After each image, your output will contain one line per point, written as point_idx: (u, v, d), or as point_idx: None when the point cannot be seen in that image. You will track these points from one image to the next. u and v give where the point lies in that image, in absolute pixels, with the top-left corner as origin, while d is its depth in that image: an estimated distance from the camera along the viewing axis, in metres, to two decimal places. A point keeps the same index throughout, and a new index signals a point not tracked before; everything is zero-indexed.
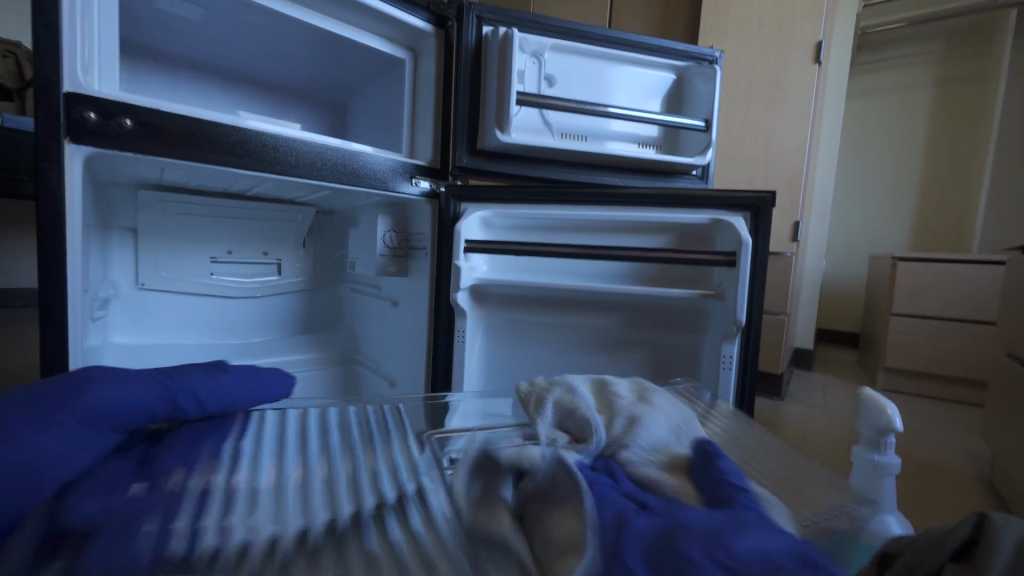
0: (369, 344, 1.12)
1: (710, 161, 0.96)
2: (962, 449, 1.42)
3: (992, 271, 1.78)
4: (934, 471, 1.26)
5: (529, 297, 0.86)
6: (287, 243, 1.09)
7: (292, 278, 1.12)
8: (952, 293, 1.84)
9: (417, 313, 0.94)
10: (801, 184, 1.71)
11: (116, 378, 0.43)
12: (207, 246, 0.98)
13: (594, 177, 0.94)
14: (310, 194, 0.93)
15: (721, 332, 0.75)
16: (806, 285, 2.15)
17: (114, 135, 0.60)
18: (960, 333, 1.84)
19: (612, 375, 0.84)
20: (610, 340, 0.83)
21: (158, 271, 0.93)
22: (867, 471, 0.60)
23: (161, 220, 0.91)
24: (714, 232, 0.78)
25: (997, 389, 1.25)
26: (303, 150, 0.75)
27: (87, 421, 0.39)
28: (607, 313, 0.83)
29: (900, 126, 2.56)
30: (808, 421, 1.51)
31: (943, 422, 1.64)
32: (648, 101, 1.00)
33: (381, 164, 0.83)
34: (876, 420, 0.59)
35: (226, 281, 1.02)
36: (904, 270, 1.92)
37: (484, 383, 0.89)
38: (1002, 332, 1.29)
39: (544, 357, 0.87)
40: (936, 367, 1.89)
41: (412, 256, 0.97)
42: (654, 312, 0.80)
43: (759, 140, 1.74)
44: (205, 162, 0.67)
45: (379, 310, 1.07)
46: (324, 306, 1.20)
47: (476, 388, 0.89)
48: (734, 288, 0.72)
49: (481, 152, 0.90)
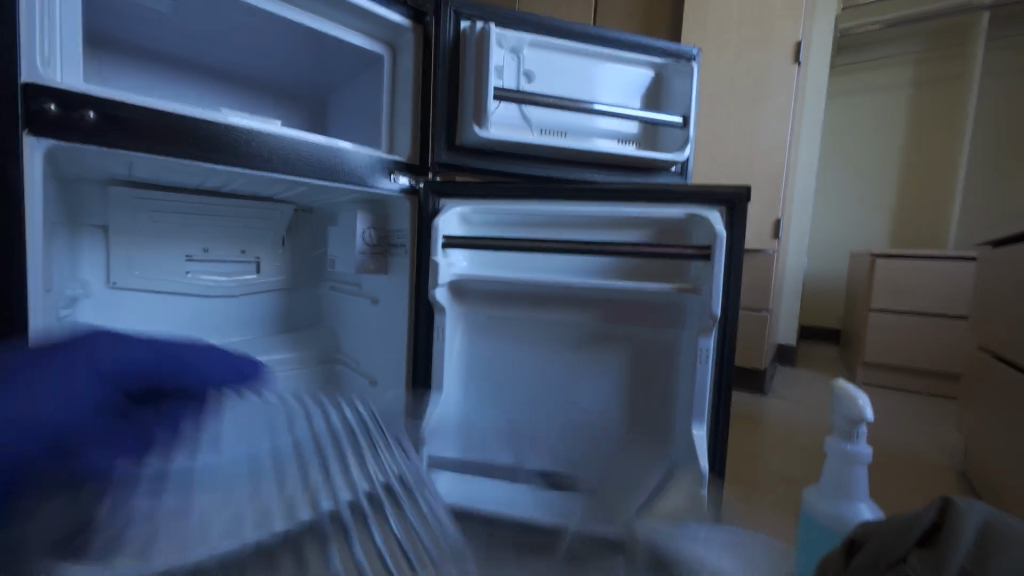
0: (350, 343, 1.11)
1: (689, 157, 0.97)
2: (937, 440, 1.45)
3: (967, 267, 1.82)
4: (911, 463, 1.29)
5: (508, 294, 0.85)
6: (265, 241, 1.08)
7: (271, 277, 1.11)
8: (928, 289, 1.88)
9: (396, 311, 0.93)
10: (781, 181, 1.73)
11: (104, 345, 0.55)
12: (182, 244, 0.96)
13: (574, 173, 0.95)
14: (287, 191, 0.91)
15: (697, 327, 0.75)
16: (788, 282, 2.18)
17: (77, 128, 0.58)
18: (935, 327, 1.88)
19: (591, 371, 0.84)
20: (589, 336, 0.84)
21: (130, 270, 0.91)
22: (837, 461, 0.61)
23: (133, 217, 0.89)
24: (690, 227, 0.78)
25: (970, 382, 1.27)
26: (280, 144, 0.74)
27: (82, 376, 0.49)
28: (586, 309, 0.83)
29: (878, 125, 2.61)
30: (789, 415, 1.53)
31: (919, 414, 1.68)
32: (627, 98, 1.01)
33: (358, 159, 0.82)
34: (847, 411, 0.60)
35: (202, 279, 1.00)
36: (882, 266, 1.96)
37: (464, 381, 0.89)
38: (975, 326, 1.32)
39: (524, 355, 0.86)
40: (913, 362, 1.93)
41: (392, 253, 0.96)
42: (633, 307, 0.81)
43: (741, 138, 1.76)
44: (175, 156, 0.65)
45: (360, 308, 1.06)
46: (304, 306, 1.19)
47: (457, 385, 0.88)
48: (709, 281, 0.73)
49: (460, 147, 0.90)
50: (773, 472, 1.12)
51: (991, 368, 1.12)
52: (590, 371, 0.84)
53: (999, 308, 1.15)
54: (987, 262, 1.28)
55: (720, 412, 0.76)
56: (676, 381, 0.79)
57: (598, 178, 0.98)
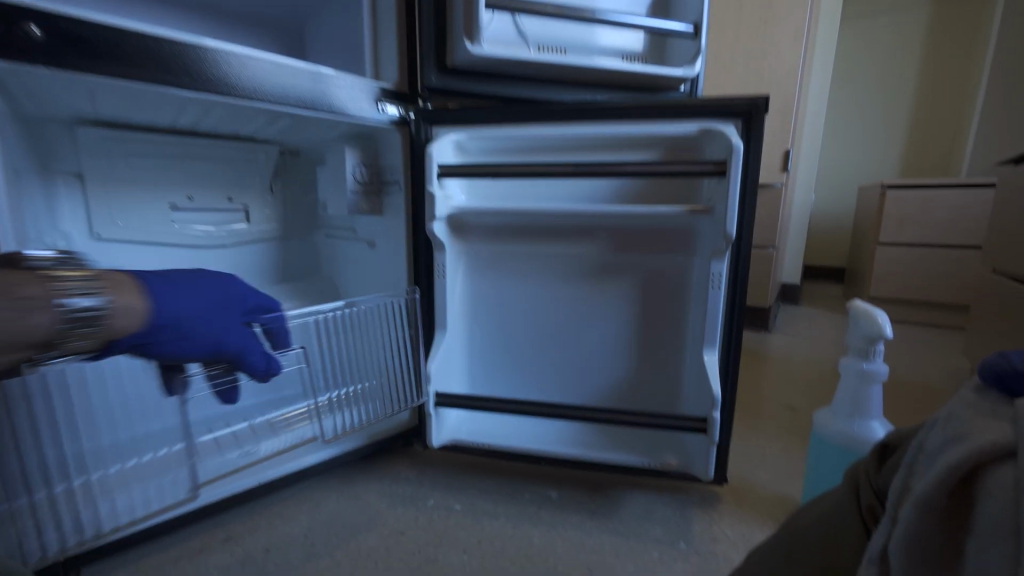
0: (350, 290, 1.10)
1: (699, 71, 0.90)
2: (942, 367, 1.49)
3: (980, 196, 1.91)
4: (912, 387, 1.33)
5: (509, 228, 0.83)
6: (251, 187, 1.04)
7: (262, 225, 1.08)
8: (942, 217, 1.99)
9: (392, 253, 0.93)
10: (791, 107, 1.77)
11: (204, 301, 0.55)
12: (165, 192, 0.92)
13: (575, 95, 0.90)
14: (269, 127, 0.86)
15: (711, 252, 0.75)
16: (795, 220, 2.43)
17: (22, 47, 0.51)
18: (941, 257, 2.02)
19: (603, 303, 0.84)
20: (595, 268, 0.83)
21: (113, 220, 0.86)
22: (854, 380, 0.69)
23: (106, 161, 0.84)
24: (701, 143, 0.76)
25: (981, 307, 1.27)
26: (258, 72, 0.68)
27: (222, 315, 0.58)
28: (592, 240, 0.81)
29: (887, 62, 2.82)
30: (792, 363, 1.61)
31: (927, 346, 1.72)
32: (633, 9, 0.92)
33: (343, 86, 0.76)
34: (867, 329, 0.67)
35: (190, 229, 0.97)
36: (893, 198, 2.06)
37: (471, 324, 0.90)
38: (990, 249, 1.29)
39: (554, 298, 0.86)
40: (912, 294, 2.10)
41: (385, 192, 0.94)
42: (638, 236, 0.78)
43: (749, 82, 1.79)
44: (139, 82, 0.59)
45: (357, 254, 1.05)
46: (299, 254, 1.17)
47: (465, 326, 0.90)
48: (724, 201, 0.70)
49: (452, 70, 0.85)
50: (779, 405, 1.25)
51: (1006, 294, 1.11)
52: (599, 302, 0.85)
53: (1013, 230, 1.13)
54: (1005, 183, 1.23)
55: (731, 337, 0.77)
56: (690, 314, 0.80)
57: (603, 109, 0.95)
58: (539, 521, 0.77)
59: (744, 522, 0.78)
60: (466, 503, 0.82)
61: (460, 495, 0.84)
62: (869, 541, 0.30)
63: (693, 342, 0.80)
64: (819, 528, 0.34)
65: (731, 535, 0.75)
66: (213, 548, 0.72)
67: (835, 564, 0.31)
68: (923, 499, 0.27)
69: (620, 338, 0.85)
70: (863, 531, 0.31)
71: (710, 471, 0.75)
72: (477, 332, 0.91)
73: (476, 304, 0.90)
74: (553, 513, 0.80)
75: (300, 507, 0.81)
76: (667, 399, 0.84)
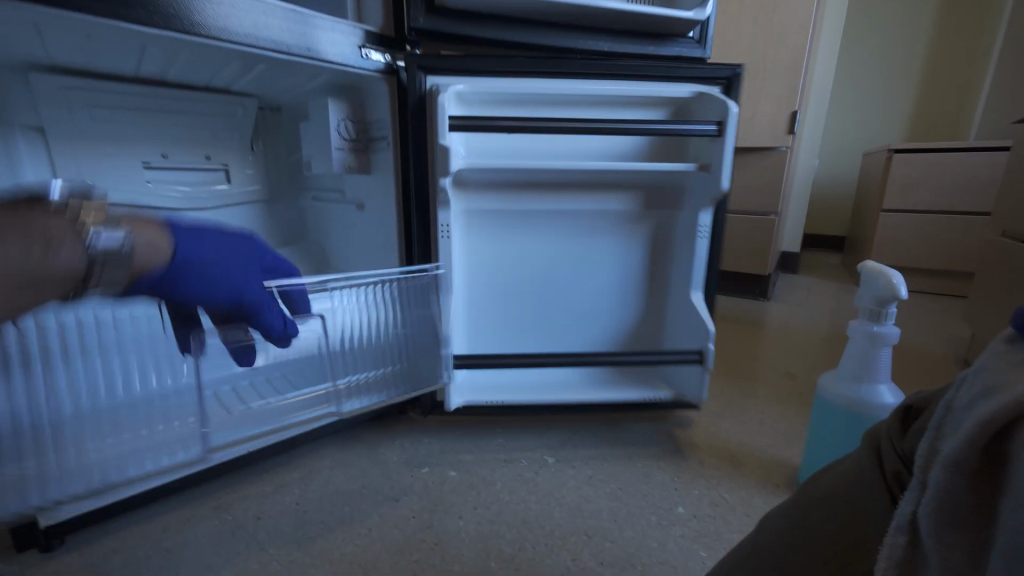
0: (340, 255, 1.06)
1: (709, 15, 0.83)
2: (942, 334, 1.48)
3: (988, 160, 1.87)
4: (911, 354, 1.32)
5: (512, 181, 0.86)
6: (232, 144, 0.98)
7: (244, 186, 1.02)
8: (947, 183, 1.95)
9: (382, 214, 0.88)
10: (800, 65, 1.69)
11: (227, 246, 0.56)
12: (137, 148, 0.86)
13: (575, 41, 0.84)
14: (245, 75, 0.79)
15: (698, 203, 0.87)
16: (797, 186, 2.38)
17: None
18: (944, 224, 1.99)
19: (605, 249, 0.95)
20: (601, 218, 0.92)
21: (82, 179, 0.80)
22: (863, 343, 0.67)
23: (69, 113, 0.77)
24: (693, 104, 0.84)
25: (986, 272, 1.25)
26: (227, 7, 0.61)
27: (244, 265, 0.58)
28: (598, 194, 0.90)
29: (899, 20, 2.71)
30: (792, 331, 1.60)
31: (927, 313, 1.71)
32: None
33: (324, 27, 0.69)
34: (878, 291, 0.64)
35: (166, 189, 0.91)
36: (899, 163, 2.01)
37: (476, 279, 0.93)
38: (999, 213, 1.25)
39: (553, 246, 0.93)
40: (912, 261, 2.08)
41: (373, 148, 0.88)
42: (633, 190, 0.90)
43: (756, 38, 1.71)
44: (90, 15, 0.53)
45: (345, 216, 1.00)
46: (285, 218, 1.12)
47: (470, 283, 0.93)
48: (718, 158, 0.80)
49: (440, 10, 0.77)
50: (778, 371, 1.25)
51: (1013, 258, 1.09)
52: (604, 248, 0.95)
53: None
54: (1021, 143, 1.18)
55: (706, 276, 0.92)
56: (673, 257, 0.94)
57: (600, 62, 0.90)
58: (537, 486, 0.76)
59: (743, 486, 0.77)
60: (461, 469, 0.81)
61: (456, 462, 0.83)
62: (899, 508, 0.27)
63: (679, 280, 0.94)
64: (839, 497, 0.31)
65: (730, 498, 0.74)
66: (201, 516, 0.70)
67: (861, 535, 0.29)
68: (955, 461, 0.24)
69: (616, 281, 0.97)
70: (890, 499, 0.28)
71: (703, 394, 0.88)
72: (482, 287, 0.93)
73: (477, 260, 0.92)
74: (551, 477, 0.79)
75: (292, 474, 0.80)
76: (651, 332, 1.00)
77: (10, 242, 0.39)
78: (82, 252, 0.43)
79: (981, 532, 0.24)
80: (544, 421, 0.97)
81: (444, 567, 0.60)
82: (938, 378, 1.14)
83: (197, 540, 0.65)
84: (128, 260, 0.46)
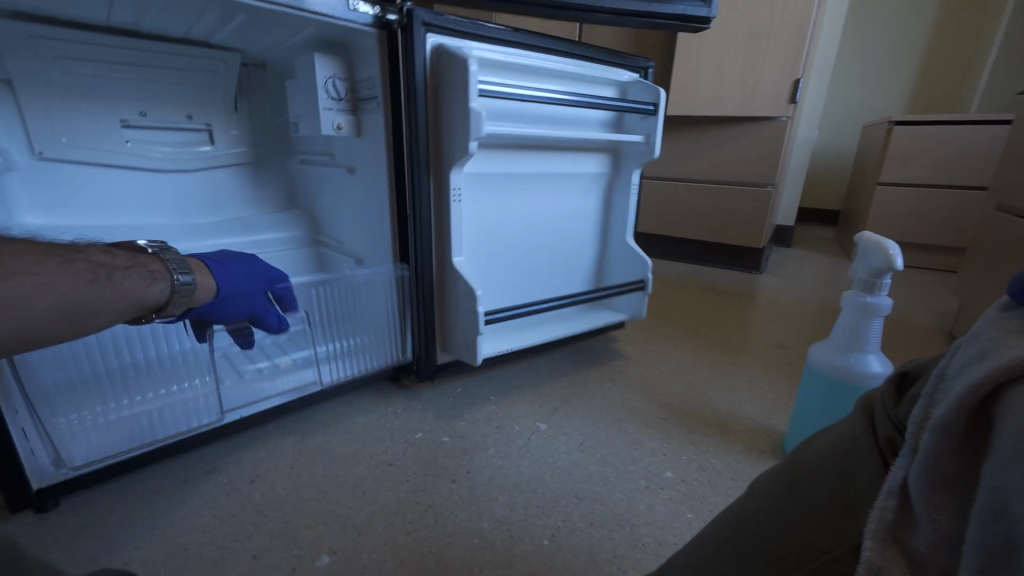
0: (330, 220, 1.03)
1: None
2: (930, 308, 1.51)
3: (988, 134, 1.85)
4: (899, 326, 1.35)
5: (511, 148, 0.92)
6: (215, 103, 0.94)
7: (229, 148, 0.99)
8: (946, 157, 1.94)
9: (374, 179, 0.85)
10: (805, 31, 1.63)
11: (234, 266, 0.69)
12: (115, 105, 0.82)
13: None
14: (223, 26, 0.75)
15: (631, 165, 1.09)
16: (796, 158, 2.35)
17: None
18: (939, 199, 1.99)
19: (566, 210, 1.09)
20: (565, 183, 1.06)
21: (57, 137, 0.77)
22: (855, 312, 0.67)
23: (38, 66, 0.73)
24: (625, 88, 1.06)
25: (978, 247, 1.26)
26: None
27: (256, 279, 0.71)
28: (564, 161, 1.04)
29: None
30: (783, 303, 1.61)
31: (916, 287, 1.73)
32: None
33: None
34: (875, 262, 0.63)
35: (146, 150, 0.88)
36: (899, 136, 1.98)
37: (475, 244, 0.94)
38: (996, 188, 1.25)
39: (535, 209, 1.02)
40: (905, 236, 2.09)
41: (363, 109, 0.85)
42: (585, 159, 1.07)
43: (763, 1, 1.65)
44: None
45: (334, 180, 0.97)
46: (273, 181, 1.08)
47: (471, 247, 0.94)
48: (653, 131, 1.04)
49: None
50: (768, 342, 1.26)
51: (1007, 233, 1.09)
52: (567, 208, 1.09)
53: None
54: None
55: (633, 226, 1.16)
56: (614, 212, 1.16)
57: (600, 21, 0.87)
58: (529, 451, 0.78)
59: (730, 451, 0.80)
60: (454, 435, 0.82)
61: (449, 427, 0.84)
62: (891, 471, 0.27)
63: (615, 233, 1.17)
64: (832, 463, 0.31)
65: (717, 463, 0.76)
66: (195, 480, 0.70)
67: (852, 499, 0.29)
68: (942, 425, 0.24)
69: (574, 238, 1.14)
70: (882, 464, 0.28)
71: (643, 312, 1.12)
72: (479, 249, 0.96)
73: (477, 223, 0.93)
74: (543, 443, 0.80)
75: (286, 438, 0.80)
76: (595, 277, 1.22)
77: (126, 281, 0.52)
78: (166, 287, 0.56)
79: (968, 492, 0.24)
80: (537, 389, 0.98)
81: (436, 528, 0.62)
82: (924, 350, 1.16)
83: (192, 502, 0.66)
84: (192, 296, 0.59)
